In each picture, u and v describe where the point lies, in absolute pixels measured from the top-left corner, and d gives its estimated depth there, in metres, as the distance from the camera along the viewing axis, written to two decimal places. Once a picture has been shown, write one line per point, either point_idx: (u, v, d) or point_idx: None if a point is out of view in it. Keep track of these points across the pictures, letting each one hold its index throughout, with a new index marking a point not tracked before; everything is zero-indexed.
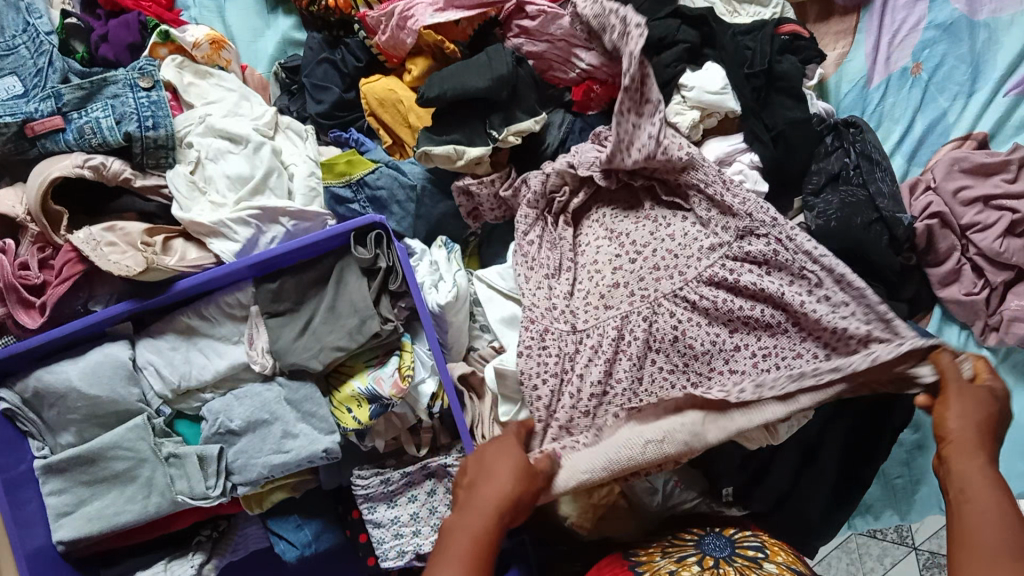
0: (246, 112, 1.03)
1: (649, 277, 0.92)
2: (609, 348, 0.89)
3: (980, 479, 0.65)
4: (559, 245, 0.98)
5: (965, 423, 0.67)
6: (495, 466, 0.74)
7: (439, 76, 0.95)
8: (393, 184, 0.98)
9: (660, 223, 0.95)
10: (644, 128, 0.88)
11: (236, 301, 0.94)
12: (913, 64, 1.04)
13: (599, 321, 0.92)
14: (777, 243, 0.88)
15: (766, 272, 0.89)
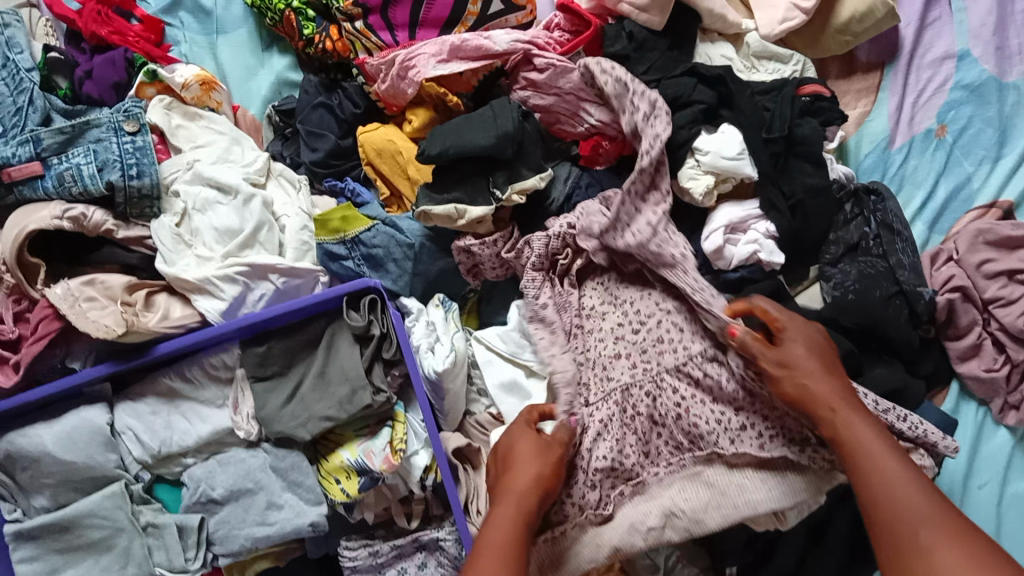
0: (236, 158, 0.98)
1: (651, 347, 0.86)
2: (614, 427, 0.84)
3: (879, 449, 0.66)
4: (560, 305, 0.92)
5: (811, 351, 0.73)
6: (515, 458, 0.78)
7: (440, 130, 0.91)
8: (390, 243, 0.92)
9: (662, 292, 0.88)
10: (644, 214, 0.86)
11: (221, 362, 0.90)
12: (938, 125, 0.99)
13: (602, 396, 0.86)
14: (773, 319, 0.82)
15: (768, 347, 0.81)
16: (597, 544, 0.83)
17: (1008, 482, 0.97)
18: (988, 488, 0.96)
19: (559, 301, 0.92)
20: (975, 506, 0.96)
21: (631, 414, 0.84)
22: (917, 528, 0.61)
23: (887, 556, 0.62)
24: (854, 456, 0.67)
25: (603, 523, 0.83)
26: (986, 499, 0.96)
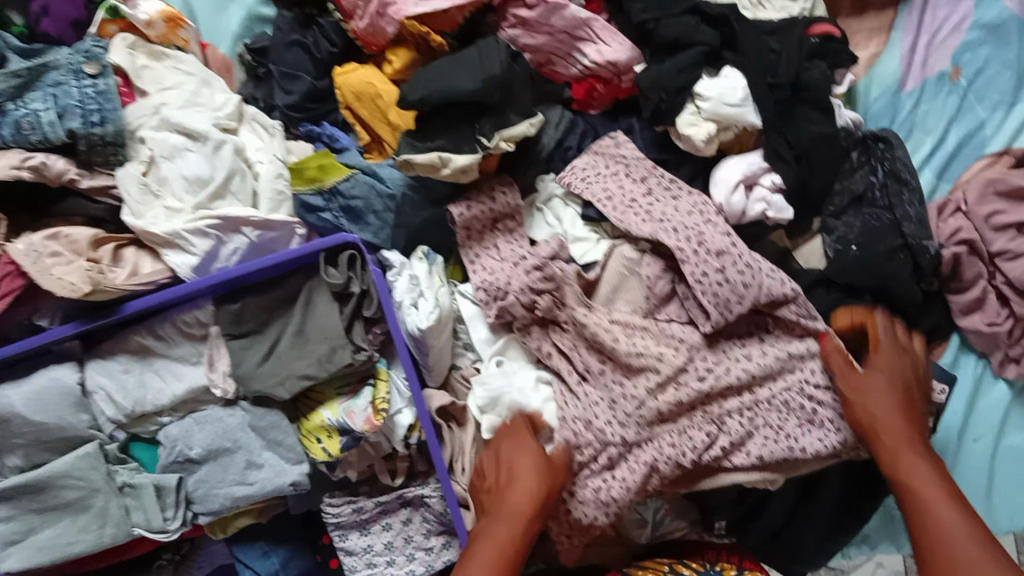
0: (206, 101, 0.93)
1: (721, 377, 0.83)
2: (670, 449, 0.83)
3: (935, 499, 0.75)
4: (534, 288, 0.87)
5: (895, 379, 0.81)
6: (519, 463, 0.80)
7: (423, 73, 0.84)
8: (370, 194, 0.88)
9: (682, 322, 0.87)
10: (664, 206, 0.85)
11: (195, 319, 0.86)
12: (953, 68, 0.93)
13: (651, 435, 0.84)
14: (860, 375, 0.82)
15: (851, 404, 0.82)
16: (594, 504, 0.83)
17: (1003, 435, 0.96)
18: (982, 441, 0.96)
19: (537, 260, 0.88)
20: (967, 458, 0.96)
21: (700, 450, 0.82)
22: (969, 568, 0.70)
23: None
24: (907, 495, 0.77)
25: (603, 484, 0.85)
26: (979, 452, 0.96)
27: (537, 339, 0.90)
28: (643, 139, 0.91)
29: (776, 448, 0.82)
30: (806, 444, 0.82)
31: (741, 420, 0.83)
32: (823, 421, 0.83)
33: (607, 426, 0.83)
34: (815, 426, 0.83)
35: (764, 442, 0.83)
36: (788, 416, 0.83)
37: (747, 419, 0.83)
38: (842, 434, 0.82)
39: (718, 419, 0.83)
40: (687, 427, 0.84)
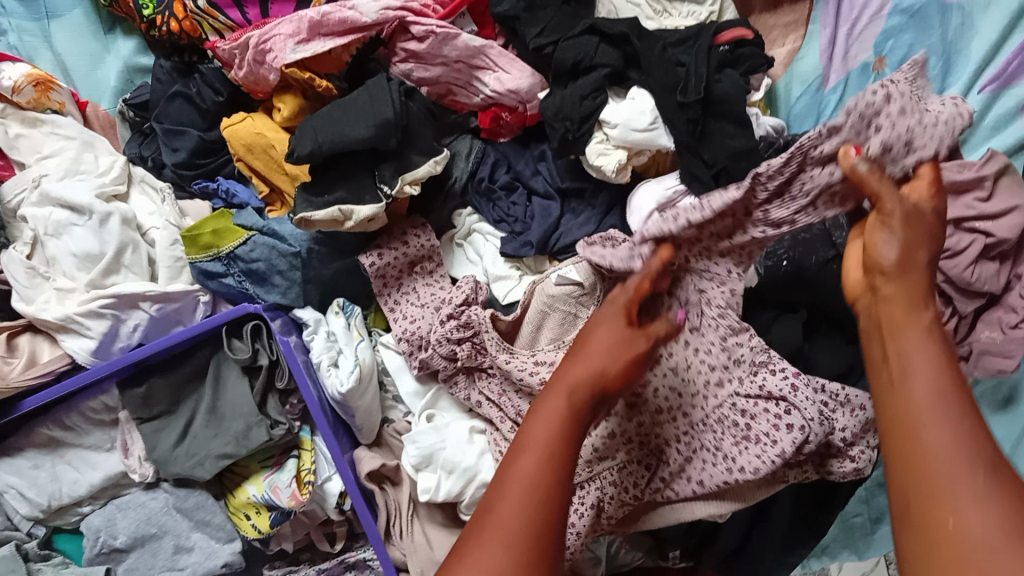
0: (89, 167, 0.86)
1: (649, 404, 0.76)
2: (609, 488, 0.79)
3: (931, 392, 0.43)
4: (452, 346, 0.81)
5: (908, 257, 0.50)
6: (596, 337, 0.57)
7: (310, 123, 0.78)
8: (271, 254, 0.83)
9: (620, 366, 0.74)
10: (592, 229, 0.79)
11: (102, 405, 0.82)
12: (876, 58, 0.89)
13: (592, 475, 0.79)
14: (795, 383, 0.71)
15: (786, 413, 0.71)
16: None
17: None
18: None
19: (454, 306, 0.82)
20: None
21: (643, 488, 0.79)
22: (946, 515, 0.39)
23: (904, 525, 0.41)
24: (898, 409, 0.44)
25: None
26: None
27: (465, 389, 0.85)
28: (555, 168, 0.86)
29: (714, 472, 0.74)
30: (743, 463, 0.72)
31: (680, 450, 0.77)
32: (758, 436, 0.72)
33: None
34: (751, 443, 0.72)
35: (703, 466, 0.75)
36: (724, 435, 0.74)
37: (683, 446, 0.76)
38: (778, 447, 0.70)
39: (657, 449, 0.78)
40: (628, 461, 0.79)
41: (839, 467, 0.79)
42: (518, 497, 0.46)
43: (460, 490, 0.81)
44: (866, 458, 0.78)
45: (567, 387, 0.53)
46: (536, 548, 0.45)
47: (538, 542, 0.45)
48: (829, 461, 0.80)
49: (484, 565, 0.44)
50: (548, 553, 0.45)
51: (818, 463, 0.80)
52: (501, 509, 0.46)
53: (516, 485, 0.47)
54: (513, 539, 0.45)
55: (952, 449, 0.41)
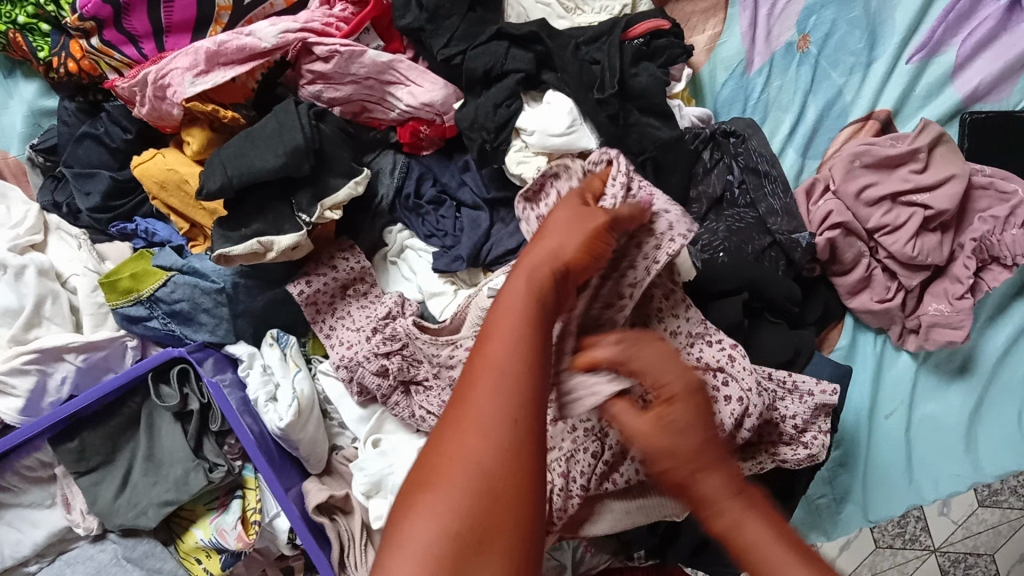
0: (1, 218, 0.84)
1: None
2: (557, 480, 0.77)
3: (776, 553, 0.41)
4: (381, 357, 0.82)
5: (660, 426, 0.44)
6: (555, 217, 0.54)
7: (218, 156, 0.76)
8: (194, 293, 0.80)
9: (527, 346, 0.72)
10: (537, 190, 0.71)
11: (37, 462, 0.80)
12: (800, 36, 0.87)
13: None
14: (732, 354, 0.74)
15: (724, 385, 0.72)
16: None
17: (917, 404, 0.92)
18: (895, 417, 0.92)
19: (378, 319, 0.84)
20: (883, 436, 0.92)
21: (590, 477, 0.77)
22: None
23: None
24: None
25: None
26: (893, 429, 0.92)
27: (407, 407, 0.82)
28: (480, 177, 0.84)
29: None
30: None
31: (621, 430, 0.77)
32: None
33: None
34: None
35: None
36: None
37: None
38: (720, 421, 0.72)
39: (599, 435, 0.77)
40: (572, 452, 0.77)
41: (792, 454, 0.78)
42: (506, 382, 0.41)
43: None
44: (819, 444, 0.78)
45: (544, 257, 0.49)
46: (520, 442, 0.39)
47: (523, 438, 0.39)
48: (781, 447, 0.79)
49: (465, 458, 0.38)
50: (533, 454, 0.39)
51: (767, 448, 0.80)
52: (470, 413, 0.40)
53: (494, 362, 0.42)
54: (496, 435, 0.39)
55: None
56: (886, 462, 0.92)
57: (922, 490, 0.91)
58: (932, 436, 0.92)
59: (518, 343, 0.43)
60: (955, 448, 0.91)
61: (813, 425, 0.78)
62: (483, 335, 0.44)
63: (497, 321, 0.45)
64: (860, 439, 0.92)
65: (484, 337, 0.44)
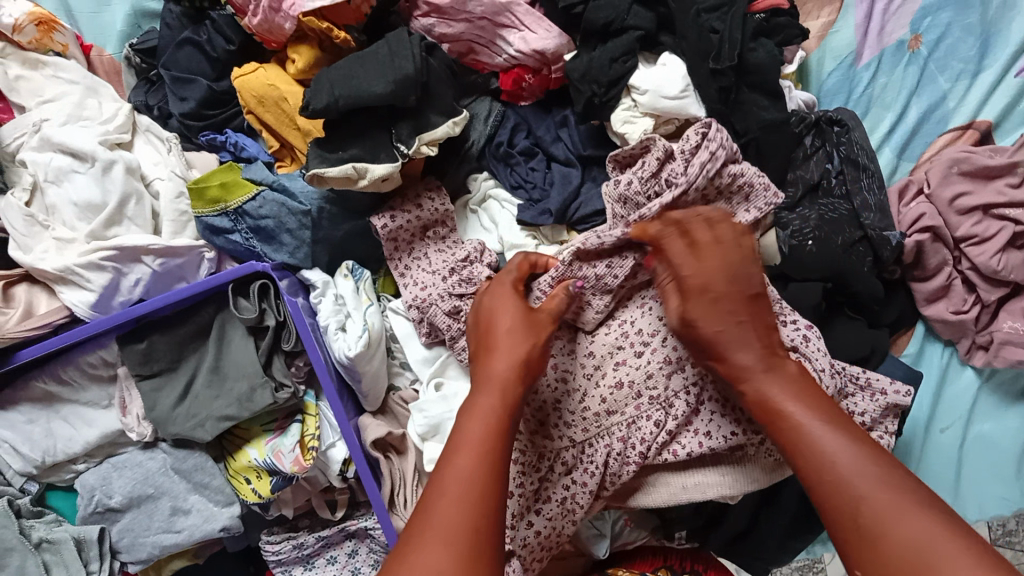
0: (92, 113, 0.83)
1: (659, 348, 0.75)
2: (617, 444, 0.75)
3: (822, 439, 0.53)
4: (457, 301, 0.80)
5: (711, 299, 0.60)
6: (500, 326, 0.66)
7: (326, 75, 0.75)
8: (279, 211, 0.80)
9: (598, 309, 0.77)
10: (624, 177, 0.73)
11: (100, 359, 0.79)
12: (912, 36, 0.86)
13: (600, 430, 0.76)
14: (806, 334, 0.74)
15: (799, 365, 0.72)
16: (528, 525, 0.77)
17: (973, 422, 0.92)
18: (951, 431, 0.91)
19: (456, 261, 0.82)
20: (935, 449, 0.91)
21: (651, 444, 0.74)
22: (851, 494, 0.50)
23: (840, 536, 0.51)
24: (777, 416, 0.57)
25: (564, 475, 0.78)
26: (948, 443, 0.91)
27: None
28: (578, 134, 0.83)
29: (723, 422, 0.73)
30: (752, 413, 0.72)
31: (688, 399, 0.73)
32: None
33: (551, 429, 0.78)
34: None
35: (710, 417, 0.74)
36: (733, 385, 0.73)
37: (693, 397, 0.74)
38: None
39: (665, 401, 0.74)
40: (635, 417, 0.76)
41: None
42: (469, 493, 0.52)
43: None
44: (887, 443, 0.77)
45: (498, 388, 0.60)
46: (477, 545, 0.50)
47: (478, 534, 0.50)
48: None
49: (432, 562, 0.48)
50: (486, 551, 0.50)
51: None
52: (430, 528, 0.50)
53: (454, 484, 0.52)
54: (456, 538, 0.49)
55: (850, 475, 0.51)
56: (934, 471, 0.91)
57: (967, 507, 0.91)
58: (984, 456, 0.91)
59: (476, 468, 0.53)
60: (1006, 470, 0.91)
61: (881, 424, 0.78)
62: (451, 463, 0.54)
63: (456, 449, 0.55)
64: (912, 450, 0.92)
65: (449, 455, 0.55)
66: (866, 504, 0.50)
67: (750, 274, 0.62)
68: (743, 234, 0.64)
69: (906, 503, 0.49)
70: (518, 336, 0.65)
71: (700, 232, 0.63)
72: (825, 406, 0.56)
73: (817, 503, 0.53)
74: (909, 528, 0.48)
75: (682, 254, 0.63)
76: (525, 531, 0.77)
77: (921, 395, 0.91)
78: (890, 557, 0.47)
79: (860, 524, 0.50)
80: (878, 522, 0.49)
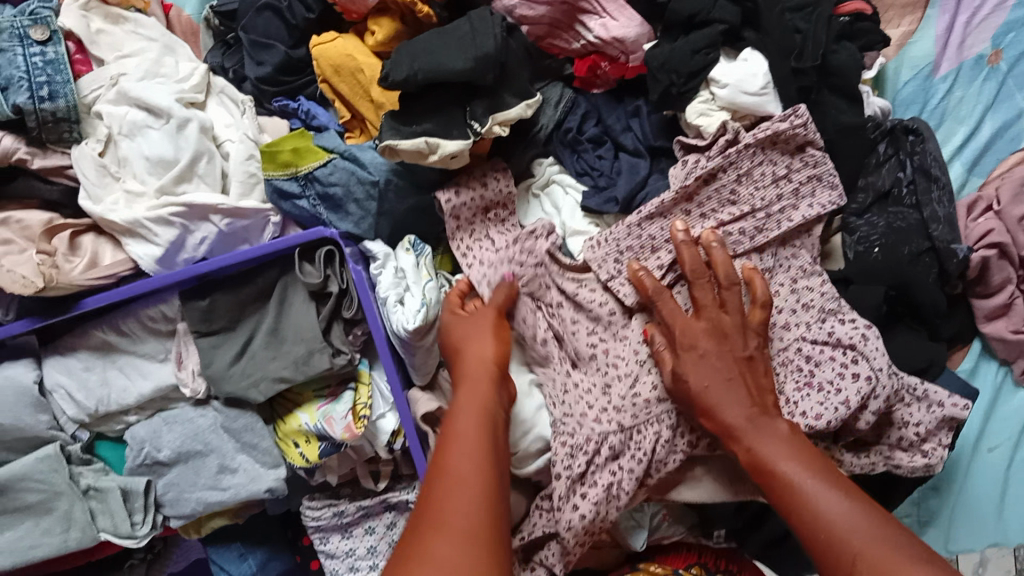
0: (168, 71, 0.84)
1: None
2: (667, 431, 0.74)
3: (812, 489, 0.60)
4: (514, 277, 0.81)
5: (709, 358, 0.69)
6: (468, 360, 0.72)
7: (406, 48, 0.74)
8: (350, 180, 0.80)
9: (643, 284, 0.77)
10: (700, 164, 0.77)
11: (160, 313, 0.80)
12: (992, 51, 0.86)
13: (649, 417, 0.75)
14: (866, 333, 0.74)
15: (853, 363, 0.73)
16: (575, 509, 0.74)
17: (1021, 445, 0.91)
18: (998, 451, 0.91)
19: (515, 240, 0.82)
20: (981, 469, 0.91)
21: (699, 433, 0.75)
22: (847, 545, 0.55)
23: None
24: (786, 495, 0.61)
25: (612, 461, 0.74)
26: (995, 463, 0.91)
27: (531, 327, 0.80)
28: (649, 124, 0.83)
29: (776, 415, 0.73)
30: (805, 408, 0.72)
31: None
32: (822, 383, 0.73)
33: (600, 414, 0.76)
34: (814, 389, 0.73)
35: None
36: (786, 378, 0.75)
37: None
38: (845, 396, 0.71)
39: None
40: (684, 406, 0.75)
41: (908, 460, 0.78)
42: (464, 500, 0.55)
43: (515, 438, 0.78)
44: (938, 456, 0.78)
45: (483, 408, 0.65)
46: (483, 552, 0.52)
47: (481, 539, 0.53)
48: (896, 451, 0.79)
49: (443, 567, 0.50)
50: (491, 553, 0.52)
51: (882, 449, 0.79)
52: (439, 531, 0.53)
53: (451, 496, 0.55)
54: (463, 544, 0.52)
55: (840, 520, 0.57)
56: (978, 492, 0.92)
57: (1009, 530, 0.92)
58: None
59: (472, 475, 0.57)
60: None
61: (934, 436, 0.78)
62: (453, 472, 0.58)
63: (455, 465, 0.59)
64: (958, 469, 0.92)
65: (450, 463, 0.59)
66: (855, 541, 0.55)
67: (740, 334, 0.70)
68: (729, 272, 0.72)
69: (906, 556, 0.52)
70: (487, 370, 0.71)
71: (700, 290, 0.72)
72: (802, 454, 0.63)
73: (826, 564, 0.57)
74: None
75: (674, 311, 0.73)
76: (572, 514, 0.74)
77: (974, 414, 0.90)
78: None
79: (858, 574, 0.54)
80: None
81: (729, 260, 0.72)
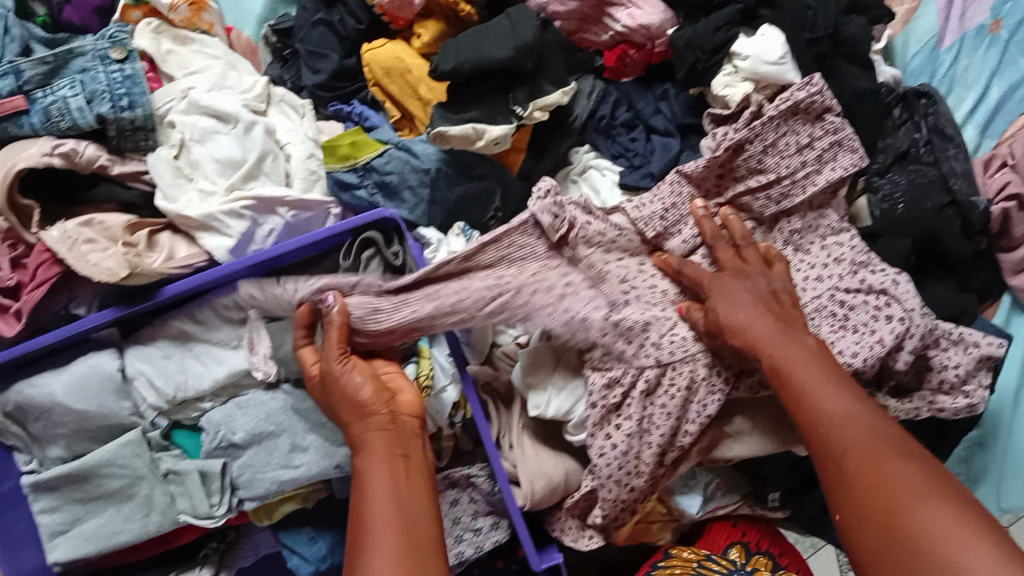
0: (233, 84, 0.93)
1: None
2: (702, 369, 0.76)
3: (824, 386, 0.62)
4: (493, 279, 0.79)
5: (739, 291, 0.73)
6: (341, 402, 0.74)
7: (453, 43, 0.82)
8: (404, 168, 0.87)
9: (685, 237, 0.82)
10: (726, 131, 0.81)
11: (232, 303, 0.85)
12: (993, 20, 0.93)
13: (686, 355, 0.76)
14: (896, 279, 0.77)
15: (887, 306, 0.76)
16: (611, 443, 0.77)
17: None
18: None
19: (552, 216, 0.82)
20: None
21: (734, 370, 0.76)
22: (844, 442, 0.58)
23: (833, 487, 0.58)
24: (793, 391, 0.64)
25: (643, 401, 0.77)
26: None
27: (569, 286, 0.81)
28: (677, 105, 0.91)
29: None
30: (840, 347, 0.75)
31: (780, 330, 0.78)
32: (857, 325, 0.76)
33: (638, 348, 0.77)
34: (849, 330, 0.76)
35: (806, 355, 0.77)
36: (821, 322, 0.77)
37: None
38: (879, 337, 0.74)
39: None
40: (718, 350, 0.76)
41: (951, 402, 0.80)
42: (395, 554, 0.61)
43: (565, 408, 0.82)
44: (981, 395, 0.80)
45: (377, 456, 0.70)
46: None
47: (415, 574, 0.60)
48: (938, 396, 0.80)
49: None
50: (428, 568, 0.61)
51: (924, 394, 0.81)
52: None
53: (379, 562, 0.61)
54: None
55: (845, 418, 0.60)
56: None
57: None
58: None
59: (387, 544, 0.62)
60: None
61: (974, 378, 0.80)
62: (371, 526, 0.64)
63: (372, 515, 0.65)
64: (1001, 423, 0.94)
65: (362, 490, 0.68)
66: (854, 435, 0.58)
67: (764, 276, 0.75)
68: (746, 238, 0.79)
69: (892, 451, 0.56)
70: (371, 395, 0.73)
71: (720, 250, 0.79)
72: (817, 358, 0.66)
73: (822, 462, 0.60)
74: (902, 470, 0.54)
75: (698, 270, 0.77)
76: (603, 441, 0.78)
77: (1010, 364, 0.93)
78: (881, 485, 0.54)
79: (847, 466, 0.57)
80: (866, 465, 0.56)
81: (745, 226, 0.80)
